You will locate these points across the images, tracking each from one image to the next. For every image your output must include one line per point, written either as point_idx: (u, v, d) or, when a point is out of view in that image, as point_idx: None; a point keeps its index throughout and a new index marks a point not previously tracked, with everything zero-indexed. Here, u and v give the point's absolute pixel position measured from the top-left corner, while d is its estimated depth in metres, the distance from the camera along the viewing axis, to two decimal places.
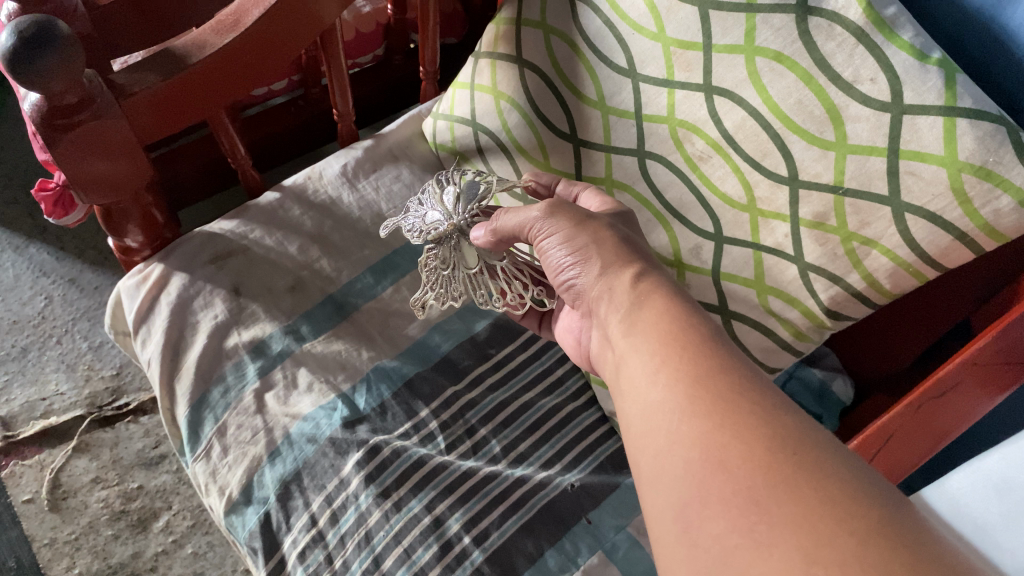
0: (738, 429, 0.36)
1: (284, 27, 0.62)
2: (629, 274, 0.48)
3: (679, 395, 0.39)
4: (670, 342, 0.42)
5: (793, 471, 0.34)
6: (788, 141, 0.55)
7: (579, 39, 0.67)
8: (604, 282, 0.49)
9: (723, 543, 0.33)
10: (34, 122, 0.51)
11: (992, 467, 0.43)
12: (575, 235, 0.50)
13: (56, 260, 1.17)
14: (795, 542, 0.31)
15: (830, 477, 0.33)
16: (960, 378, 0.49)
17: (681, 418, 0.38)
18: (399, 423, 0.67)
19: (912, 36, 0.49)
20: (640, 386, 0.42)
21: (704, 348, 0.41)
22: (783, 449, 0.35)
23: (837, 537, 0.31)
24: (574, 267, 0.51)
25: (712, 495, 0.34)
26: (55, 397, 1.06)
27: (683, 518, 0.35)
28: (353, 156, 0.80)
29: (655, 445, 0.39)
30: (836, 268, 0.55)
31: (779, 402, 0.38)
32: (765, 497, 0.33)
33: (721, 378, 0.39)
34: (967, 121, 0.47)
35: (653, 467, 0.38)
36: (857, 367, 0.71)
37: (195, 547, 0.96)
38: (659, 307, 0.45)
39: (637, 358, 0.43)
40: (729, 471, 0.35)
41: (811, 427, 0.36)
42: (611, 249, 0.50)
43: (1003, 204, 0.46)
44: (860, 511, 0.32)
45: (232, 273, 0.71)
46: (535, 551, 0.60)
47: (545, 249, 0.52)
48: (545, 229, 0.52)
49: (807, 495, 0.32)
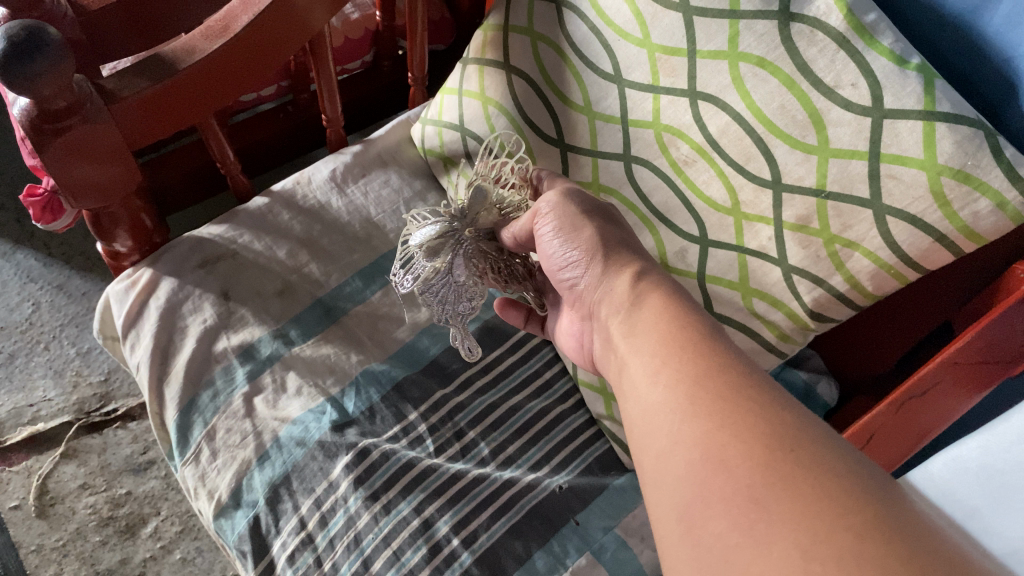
0: (738, 428, 0.36)
1: (272, 32, 0.63)
2: (629, 273, 0.48)
3: (680, 395, 0.39)
4: (669, 343, 0.42)
5: (792, 468, 0.34)
6: (772, 145, 0.55)
7: (566, 45, 0.68)
8: (605, 281, 0.50)
9: (725, 541, 0.33)
10: (23, 126, 0.51)
11: (972, 454, 0.45)
12: (578, 227, 0.52)
13: (44, 265, 1.17)
14: (795, 539, 0.31)
15: (828, 472, 0.33)
16: (940, 377, 0.50)
17: (683, 419, 0.38)
18: (387, 426, 0.67)
19: (892, 42, 0.50)
20: (640, 387, 0.42)
21: (703, 346, 0.41)
22: (782, 446, 0.35)
23: (835, 532, 0.31)
24: (578, 263, 0.51)
25: (715, 494, 0.34)
26: (42, 403, 1.05)
27: (686, 518, 0.35)
28: (341, 161, 0.80)
29: (656, 447, 0.39)
30: (819, 270, 0.55)
31: (776, 397, 0.38)
32: (764, 494, 0.33)
33: (720, 376, 0.39)
34: (946, 126, 0.48)
35: (655, 469, 0.38)
36: (840, 368, 0.72)
37: (184, 552, 0.95)
38: (657, 306, 0.45)
39: (638, 358, 0.43)
40: (730, 471, 0.35)
41: (810, 422, 0.37)
42: (613, 243, 0.51)
43: (981, 207, 0.47)
44: (857, 506, 0.32)
45: (221, 278, 0.71)
46: (524, 553, 0.61)
47: (547, 244, 0.53)
48: (554, 214, 0.53)
49: (805, 492, 0.33)
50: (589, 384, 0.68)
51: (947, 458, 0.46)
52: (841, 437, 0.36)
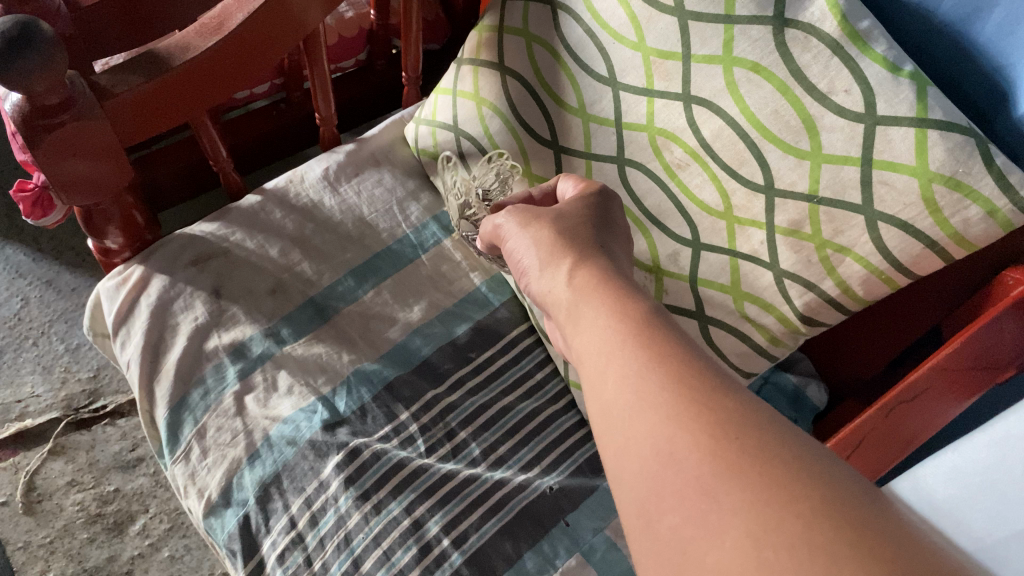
0: (685, 420, 0.36)
1: (266, 29, 0.62)
2: (566, 269, 0.48)
3: (628, 391, 0.39)
4: (616, 335, 0.42)
5: (738, 457, 0.34)
6: (765, 150, 0.56)
7: (560, 47, 0.68)
8: (549, 277, 0.49)
9: (680, 534, 0.33)
10: (15, 122, 0.51)
11: (946, 458, 0.44)
12: (523, 235, 0.52)
13: (33, 261, 1.16)
14: (744, 527, 0.31)
15: (774, 458, 0.33)
16: (931, 382, 0.51)
17: (632, 414, 0.38)
18: (378, 426, 0.67)
19: (885, 49, 0.50)
20: (592, 383, 0.41)
21: (647, 338, 0.41)
22: (727, 435, 0.35)
23: (784, 520, 0.31)
24: (527, 270, 0.52)
25: (668, 487, 0.34)
26: (30, 399, 1.04)
27: (644, 512, 0.35)
28: (335, 160, 0.80)
29: (612, 444, 0.38)
30: (810, 275, 0.56)
31: (722, 385, 0.38)
32: (714, 485, 0.33)
33: (661, 368, 0.38)
34: (938, 133, 0.48)
35: (615, 465, 0.38)
36: (830, 372, 0.72)
37: (173, 550, 0.95)
38: (604, 297, 0.44)
39: (589, 352, 0.43)
40: (680, 464, 0.35)
41: (755, 407, 0.37)
42: (548, 242, 0.50)
43: (972, 214, 0.48)
44: (803, 492, 0.32)
45: (213, 276, 0.71)
46: (514, 553, 0.61)
47: (510, 250, 0.54)
48: (509, 231, 0.54)
49: (752, 479, 0.33)
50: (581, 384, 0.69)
51: (937, 463, 0.44)
52: (790, 422, 0.37)
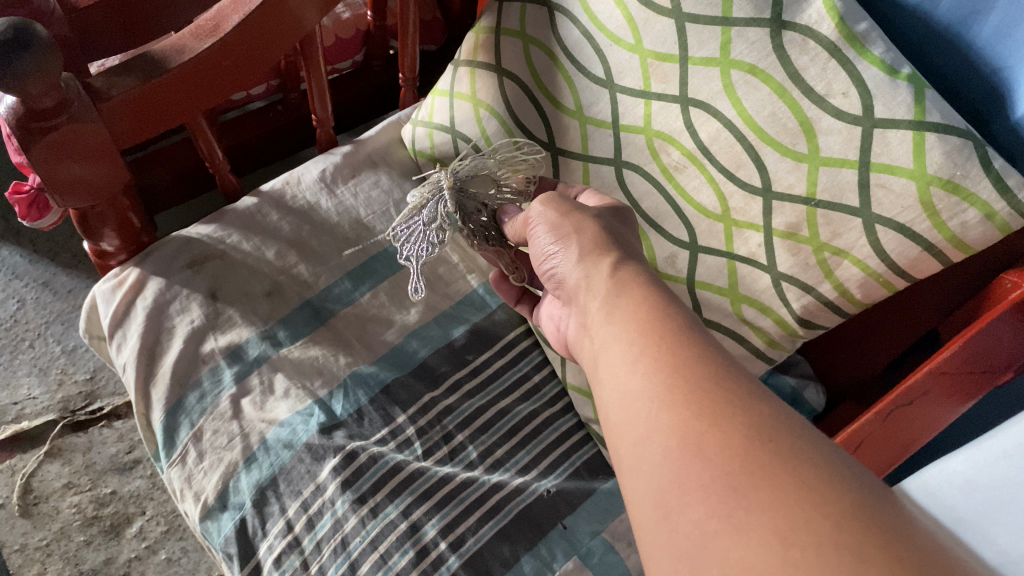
0: (717, 417, 0.35)
1: (262, 30, 0.62)
2: (607, 264, 0.47)
3: (658, 385, 0.38)
4: (648, 332, 0.41)
5: (770, 458, 0.33)
6: (763, 153, 0.55)
7: (557, 48, 0.68)
8: (583, 269, 0.48)
9: (702, 528, 0.32)
10: (10, 124, 0.51)
11: (956, 468, 0.44)
12: (560, 223, 0.51)
13: (29, 262, 1.15)
14: (771, 525, 0.31)
15: (805, 462, 0.33)
16: (929, 386, 0.51)
17: (658, 408, 0.37)
18: (376, 429, 0.66)
19: (883, 51, 0.50)
20: (618, 376, 0.41)
21: (681, 337, 0.40)
22: (760, 437, 0.34)
23: (813, 521, 0.31)
24: (557, 257, 0.51)
25: (691, 480, 0.34)
26: (26, 401, 1.04)
27: (662, 503, 0.35)
28: (331, 162, 0.80)
29: (633, 435, 0.38)
30: (808, 278, 0.56)
31: (754, 389, 0.37)
32: (743, 482, 0.33)
33: (700, 368, 0.38)
34: (935, 136, 0.48)
35: (633, 456, 0.37)
36: (828, 374, 0.72)
37: (170, 552, 0.95)
38: (636, 296, 0.44)
39: (617, 346, 0.42)
40: (708, 459, 0.34)
41: (786, 413, 0.36)
42: (591, 237, 0.50)
43: (970, 217, 0.47)
44: (835, 495, 0.32)
45: (209, 278, 0.71)
46: (512, 556, 0.61)
47: (534, 237, 0.53)
48: (537, 220, 0.53)
49: (783, 479, 0.32)
50: (579, 387, 0.69)
51: (940, 470, 0.44)
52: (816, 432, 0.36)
